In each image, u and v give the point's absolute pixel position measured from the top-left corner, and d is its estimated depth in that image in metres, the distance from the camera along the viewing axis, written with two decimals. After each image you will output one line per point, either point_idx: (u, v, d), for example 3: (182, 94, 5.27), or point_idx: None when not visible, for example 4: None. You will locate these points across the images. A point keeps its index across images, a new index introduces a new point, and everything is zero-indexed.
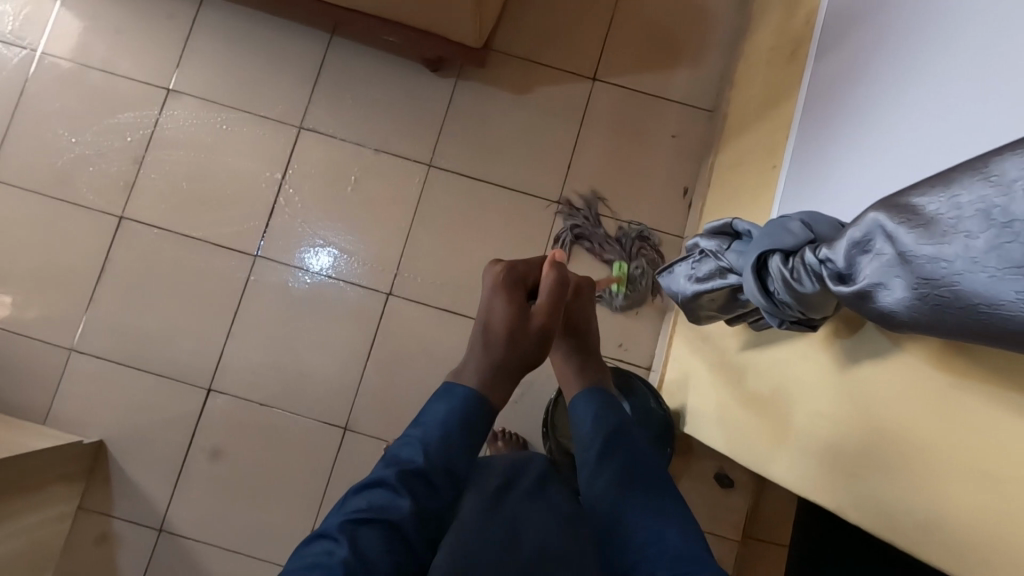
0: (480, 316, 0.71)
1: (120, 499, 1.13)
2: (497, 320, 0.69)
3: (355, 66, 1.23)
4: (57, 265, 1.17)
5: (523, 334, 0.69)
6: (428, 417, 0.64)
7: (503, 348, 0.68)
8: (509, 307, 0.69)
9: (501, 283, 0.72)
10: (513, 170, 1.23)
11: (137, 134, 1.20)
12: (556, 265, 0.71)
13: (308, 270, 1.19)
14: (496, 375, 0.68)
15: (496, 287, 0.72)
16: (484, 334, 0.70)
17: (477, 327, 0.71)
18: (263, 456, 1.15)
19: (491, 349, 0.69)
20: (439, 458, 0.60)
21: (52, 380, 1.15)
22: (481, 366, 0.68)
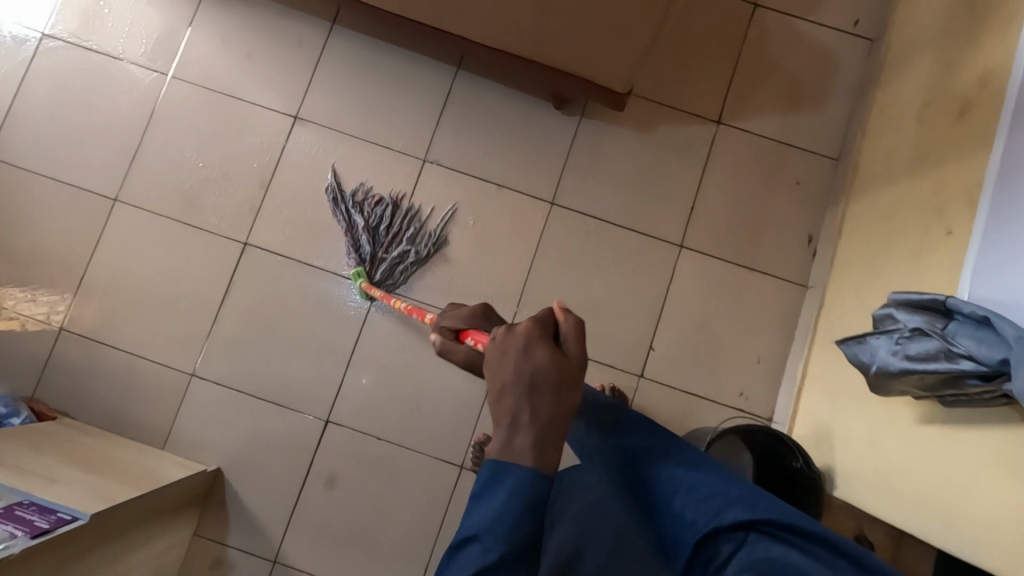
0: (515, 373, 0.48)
1: (234, 529, 1.13)
2: (533, 374, 0.48)
3: (480, 99, 1.22)
4: (179, 289, 1.17)
5: (572, 383, 0.49)
6: (487, 503, 0.48)
7: (548, 408, 0.48)
8: (544, 355, 0.49)
9: (530, 332, 0.50)
10: (635, 211, 1.22)
11: (262, 161, 1.20)
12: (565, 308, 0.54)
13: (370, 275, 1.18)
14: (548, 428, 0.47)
15: (513, 347, 0.49)
16: (527, 392, 0.48)
17: (502, 398, 0.48)
18: (378, 492, 1.14)
19: (540, 406, 0.48)
20: (516, 545, 0.46)
21: (171, 405, 1.15)
22: (536, 432, 0.47)
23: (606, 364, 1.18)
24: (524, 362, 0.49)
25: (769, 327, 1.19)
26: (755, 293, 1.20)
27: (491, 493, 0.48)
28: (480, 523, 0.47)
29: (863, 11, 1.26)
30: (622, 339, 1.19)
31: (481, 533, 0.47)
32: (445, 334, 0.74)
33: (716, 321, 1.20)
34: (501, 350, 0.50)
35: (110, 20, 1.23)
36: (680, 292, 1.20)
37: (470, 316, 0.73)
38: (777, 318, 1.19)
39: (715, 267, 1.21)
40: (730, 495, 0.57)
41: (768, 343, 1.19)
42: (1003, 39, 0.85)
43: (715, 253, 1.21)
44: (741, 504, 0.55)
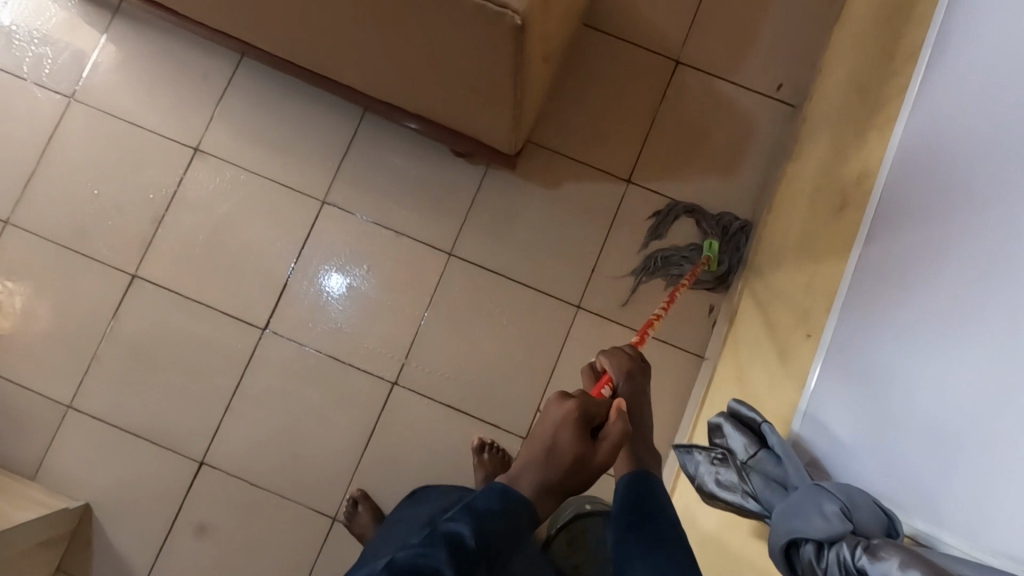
0: (542, 439, 0.54)
1: (97, 567, 1.11)
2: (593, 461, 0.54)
3: (385, 143, 1.20)
4: (63, 318, 1.16)
5: (587, 469, 0.54)
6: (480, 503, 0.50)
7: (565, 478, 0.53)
8: (583, 442, 0.54)
9: (570, 415, 0.56)
10: (535, 268, 1.19)
11: (158, 192, 1.18)
12: (621, 412, 0.58)
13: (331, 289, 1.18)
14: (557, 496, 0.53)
15: (560, 418, 0.55)
16: (544, 452, 0.53)
17: (524, 449, 0.55)
18: (248, 539, 1.12)
19: (549, 472, 0.53)
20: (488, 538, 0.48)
21: (43, 435, 1.13)
22: (540, 480, 0.52)
23: (491, 423, 1.16)
24: (551, 432, 0.54)
25: (661, 396, 1.17)
26: (651, 360, 1.17)
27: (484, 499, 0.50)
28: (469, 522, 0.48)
29: (787, 75, 1.23)
30: (510, 398, 1.16)
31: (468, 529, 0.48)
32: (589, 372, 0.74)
33: None
34: (552, 410, 0.57)
35: (16, 39, 1.21)
36: (574, 354, 1.18)
37: (619, 368, 0.71)
38: (671, 388, 1.17)
39: (612, 331, 1.18)
40: None
41: (658, 412, 1.16)
42: (880, 139, 0.82)
43: (613, 316, 1.19)
44: None
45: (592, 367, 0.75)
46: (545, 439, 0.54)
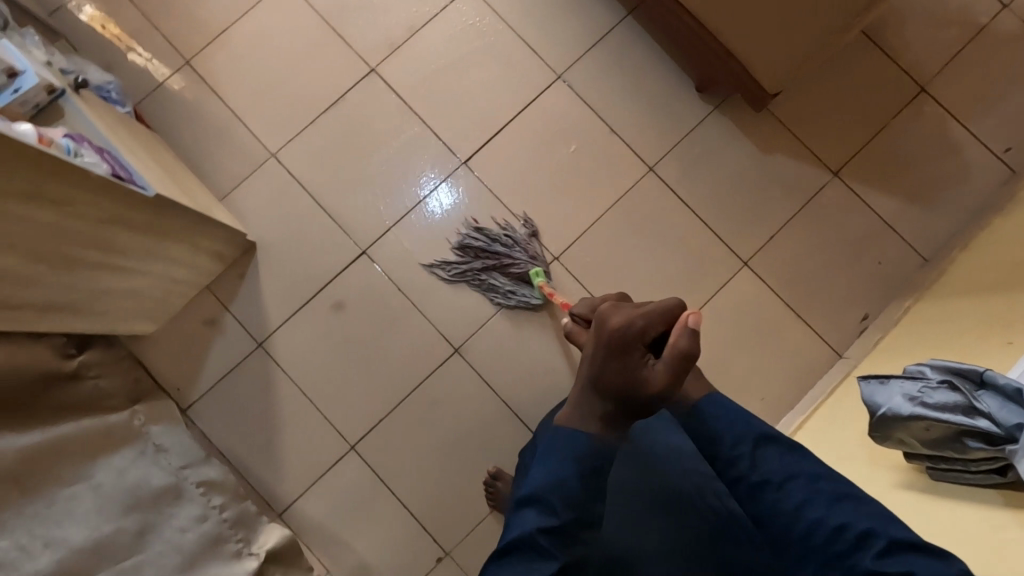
0: (594, 368, 0.78)
1: (241, 300, 1.19)
2: (649, 377, 0.75)
3: (633, 51, 1.27)
4: (299, 78, 1.24)
5: (645, 390, 0.75)
6: (534, 476, 0.74)
7: (622, 403, 0.77)
8: (619, 359, 0.77)
9: (613, 338, 0.78)
10: (720, 214, 1.24)
11: (423, 8, 1.26)
12: (683, 325, 0.74)
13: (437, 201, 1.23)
14: (623, 413, 0.77)
15: (609, 348, 0.78)
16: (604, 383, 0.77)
17: (590, 368, 0.79)
18: (375, 332, 1.19)
19: (608, 394, 0.77)
20: (563, 501, 0.71)
21: (242, 169, 1.22)
22: (602, 416, 0.77)
23: None
24: (603, 365, 0.77)
25: (787, 374, 1.20)
26: (791, 339, 1.21)
27: (546, 462, 0.75)
28: (540, 486, 0.72)
29: (1019, 142, 1.26)
30: None
31: (539, 497, 0.71)
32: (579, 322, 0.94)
33: (743, 343, 1.21)
34: (599, 347, 0.78)
35: None
36: (723, 303, 1.22)
37: (589, 305, 0.94)
38: (799, 370, 1.20)
39: (766, 298, 1.22)
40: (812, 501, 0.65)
41: (778, 387, 1.20)
42: None
43: (773, 284, 1.22)
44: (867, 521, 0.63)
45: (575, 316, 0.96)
46: (603, 371, 0.77)
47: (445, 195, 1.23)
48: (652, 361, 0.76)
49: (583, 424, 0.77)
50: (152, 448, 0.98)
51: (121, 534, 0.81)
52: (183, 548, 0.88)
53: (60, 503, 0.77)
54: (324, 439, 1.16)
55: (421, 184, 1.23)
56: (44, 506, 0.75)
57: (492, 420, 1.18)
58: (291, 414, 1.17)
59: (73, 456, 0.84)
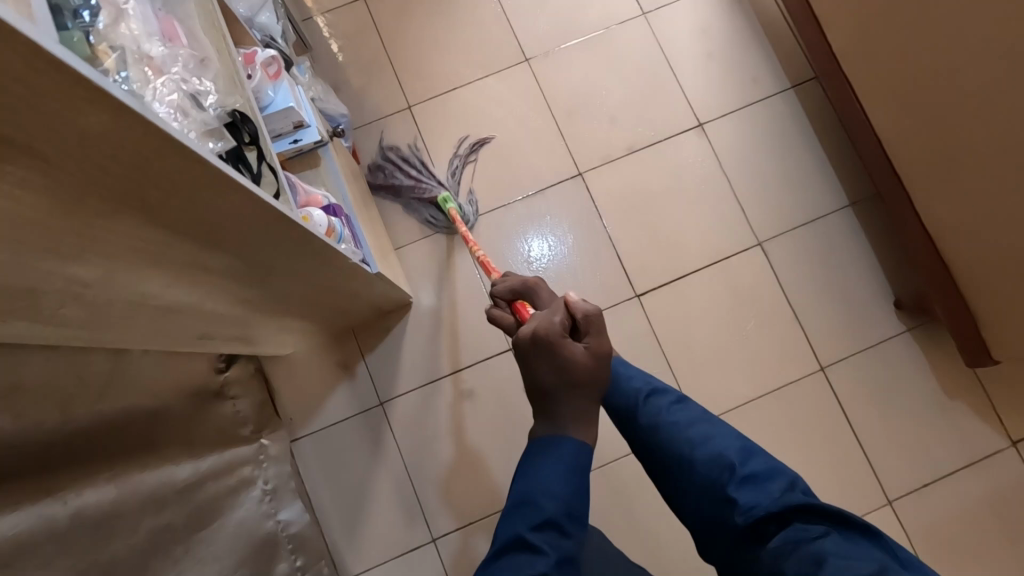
0: (534, 328, 0.68)
1: (379, 353, 1.17)
2: (579, 364, 0.67)
3: (843, 243, 1.21)
4: (508, 159, 1.24)
5: (577, 370, 0.67)
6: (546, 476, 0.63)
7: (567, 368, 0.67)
8: (555, 349, 0.67)
9: (553, 319, 0.69)
10: (879, 440, 1.16)
11: (648, 130, 1.24)
12: (568, 302, 0.72)
13: (536, 260, 1.21)
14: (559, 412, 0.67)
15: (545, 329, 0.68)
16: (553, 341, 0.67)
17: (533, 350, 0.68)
18: (493, 432, 1.15)
19: (568, 361, 0.67)
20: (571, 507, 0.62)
21: (425, 227, 1.21)
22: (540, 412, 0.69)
23: None
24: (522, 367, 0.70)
25: None
26: None
27: (540, 472, 0.64)
28: (540, 490, 0.62)
29: None
30: None
31: (536, 501, 0.61)
32: (501, 307, 0.87)
33: None
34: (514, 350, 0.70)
35: None
36: None
37: (509, 285, 0.85)
38: None
39: (900, 547, 1.13)
40: (666, 415, 0.75)
41: None
42: None
43: (913, 536, 1.13)
44: (723, 437, 0.70)
45: (497, 292, 0.86)
46: (535, 403, 0.69)
47: (550, 249, 1.21)
48: (577, 344, 0.68)
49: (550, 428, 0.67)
50: (259, 494, 0.92)
51: None
52: None
53: (199, 542, 0.73)
54: (409, 524, 1.12)
55: (531, 245, 1.21)
56: (182, 546, 0.69)
57: None
58: (387, 484, 1.14)
59: (207, 493, 0.79)
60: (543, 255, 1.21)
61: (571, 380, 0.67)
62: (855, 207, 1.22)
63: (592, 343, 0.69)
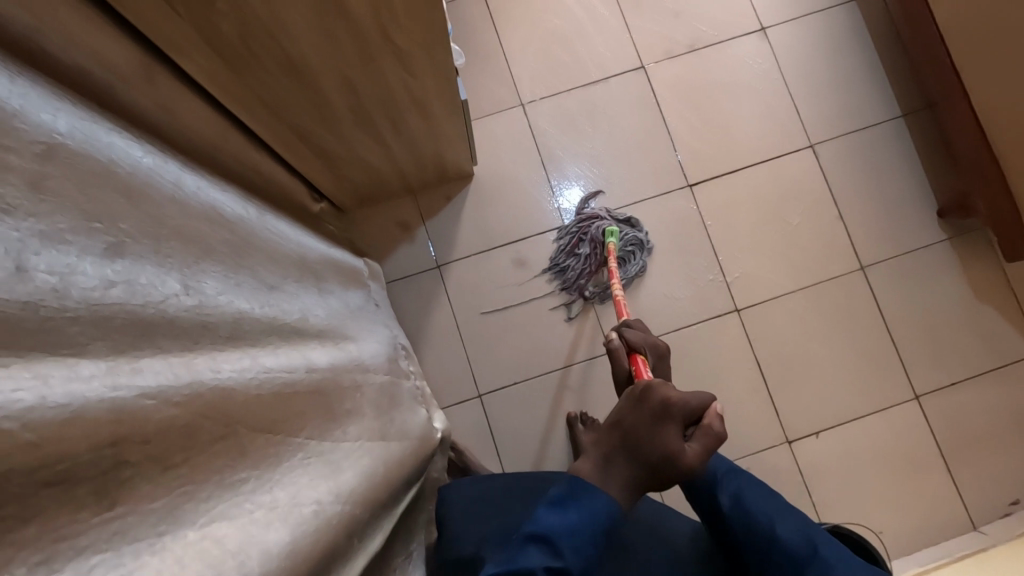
0: (674, 399, 0.65)
1: (439, 219, 1.23)
2: (677, 459, 0.63)
3: (892, 151, 1.25)
4: (573, 47, 1.28)
5: (678, 463, 0.63)
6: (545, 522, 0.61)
7: (648, 421, 0.64)
8: (665, 432, 0.64)
9: (672, 406, 0.65)
10: (911, 338, 1.21)
11: (711, 30, 1.28)
12: (714, 415, 0.67)
13: (568, 199, 1.24)
14: (613, 463, 0.64)
15: (649, 407, 0.65)
16: (662, 407, 0.65)
17: (660, 409, 0.65)
18: (544, 303, 1.21)
19: (668, 434, 0.64)
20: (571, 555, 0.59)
21: (491, 107, 1.27)
22: (627, 478, 0.63)
23: (773, 405, 1.19)
24: (609, 425, 0.66)
25: (915, 519, 1.16)
26: (932, 487, 1.17)
27: (563, 511, 0.61)
28: (551, 526, 0.60)
29: None
30: (804, 405, 1.19)
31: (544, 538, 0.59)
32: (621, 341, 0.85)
33: (881, 472, 1.17)
34: (627, 397, 0.67)
35: None
36: (878, 426, 1.19)
37: (648, 347, 0.83)
38: (927, 521, 1.16)
39: (921, 438, 1.18)
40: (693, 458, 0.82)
41: (901, 526, 1.15)
42: None
43: (937, 429, 1.18)
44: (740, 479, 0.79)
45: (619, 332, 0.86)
46: (611, 440, 0.65)
47: (578, 191, 1.25)
48: (683, 440, 0.64)
49: (597, 479, 0.63)
50: (369, 305, 0.96)
51: (370, 355, 0.82)
52: (404, 393, 0.89)
53: (328, 296, 0.80)
54: (458, 379, 1.19)
55: (565, 188, 1.25)
56: (307, 301, 0.71)
57: None
58: (440, 342, 1.20)
59: (334, 272, 0.87)
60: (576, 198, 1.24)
61: (664, 468, 0.63)
62: (907, 119, 1.26)
63: (692, 450, 0.64)
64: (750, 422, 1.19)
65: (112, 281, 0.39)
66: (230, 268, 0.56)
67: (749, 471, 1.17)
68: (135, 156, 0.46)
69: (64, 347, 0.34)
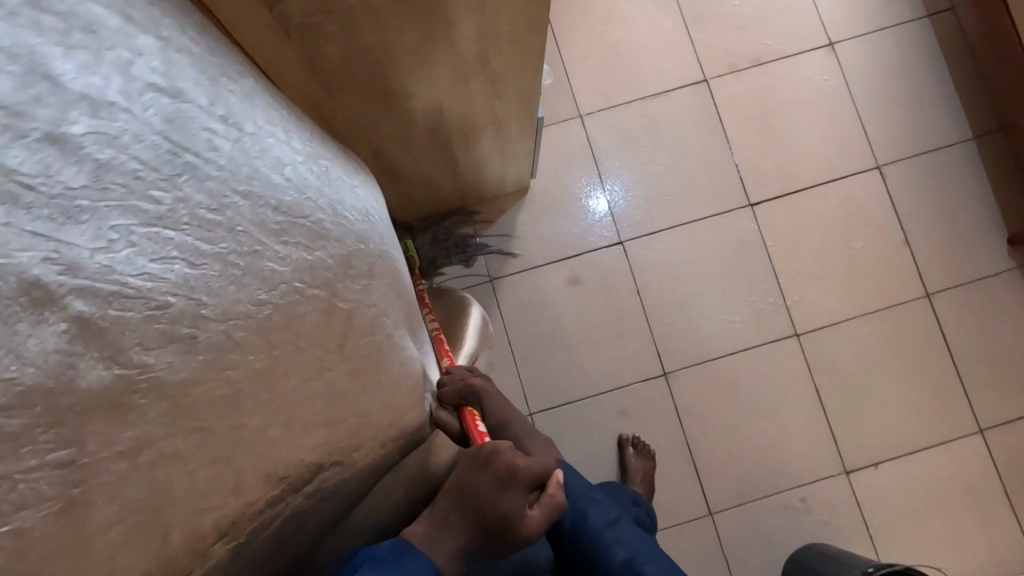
0: (516, 462, 0.63)
1: (494, 232, 1.21)
2: (517, 523, 0.61)
3: (961, 174, 1.21)
4: (635, 58, 1.25)
5: (516, 531, 0.61)
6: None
7: (492, 489, 0.61)
8: (507, 496, 0.61)
9: (519, 472, 0.63)
10: (974, 369, 1.17)
11: (777, 44, 1.25)
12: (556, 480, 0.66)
13: (601, 201, 1.22)
14: (450, 528, 0.60)
15: (491, 473, 0.62)
16: (505, 472, 0.62)
17: (496, 471, 0.62)
18: (596, 320, 1.19)
19: (512, 498, 0.62)
20: None
21: (548, 118, 1.24)
22: (462, 545, 0.60)
23: (831, 433, 1.16)
24: (446, 490, 0.63)
25: (974, 557, 1.12)
26: (994, 525, 1.13)
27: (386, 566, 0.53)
28: None
29: None
30: (862, 435, 1.16)
31: None
32: (448, 400, 0.80)
33: (941, 505, 1.14)
34: (468, 459, 0.64)
35: None
36: (939, 457, 1.15)
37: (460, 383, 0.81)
38: (988, 559, 1.12)
39: (984, 471, 1.15)
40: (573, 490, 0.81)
41: (960, 563, 1.12)
42: None
43: (1000, 465, 1.15)
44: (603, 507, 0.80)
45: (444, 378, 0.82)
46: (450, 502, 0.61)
47: (613, 195, 1.22)
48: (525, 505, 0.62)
49: (425, 542, 0.58)
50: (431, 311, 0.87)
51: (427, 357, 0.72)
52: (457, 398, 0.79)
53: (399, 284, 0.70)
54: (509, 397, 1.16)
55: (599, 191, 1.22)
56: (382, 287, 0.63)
57: (668, 455, 1.15)
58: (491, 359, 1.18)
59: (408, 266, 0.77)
60: (625, 212, 1.22)
61: (492, 531, 0.61)
62: (977, 140, 1.22)
63: (534, 511, 0.63)
64: (807, 450, 1.16)
65: (232, 226, 0.39)
66: (344, 245, 0.53)
67: (805, 499, 1.14)
68: (258, 120, 0.46)
69: (189, 291, 0.35)
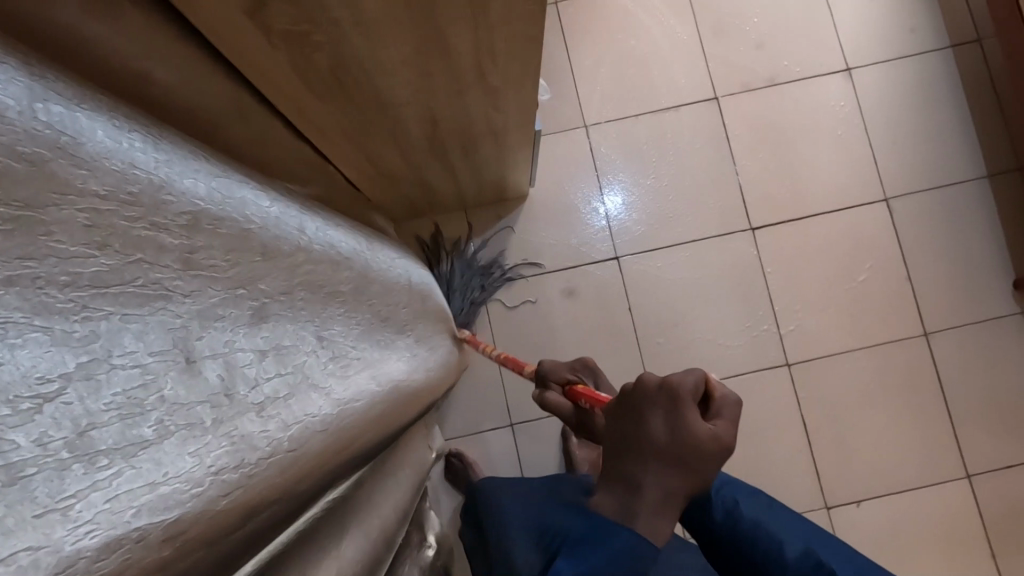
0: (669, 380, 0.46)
1: (489, 237, 1.19)
2: (702, 442, 0.44)
3: (971, 213, 1.19)
4: (646, 71, 1.22)
5: (710, 459, 0.44)
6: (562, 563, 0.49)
7: (665, 415, 0.45)
8: (678, 417, 0.45)
9: (682, 393, 0.45)
10: (968, 413, 1.15)
11: (793, 66, 1.22)
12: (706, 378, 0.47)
13: (605, 209, 1.20)
14: (639, 486, 0.44)
15: (656, 398, 0.45)
16: (674, 393, 0.45)
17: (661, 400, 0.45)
18: (587, 334, 1.17)
19: (688, 419, 0.44)
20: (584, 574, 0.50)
21: (554, 126, 1.22)
22: (667, 489, 0.44)
23: (816, 467, 1.14)
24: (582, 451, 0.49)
25: None
26: (976, 572, 1.11)
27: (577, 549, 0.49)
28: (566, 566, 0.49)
29: None
30: (847, 472, 1.14)
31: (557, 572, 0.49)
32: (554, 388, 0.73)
33: (921, 550, 1.12)
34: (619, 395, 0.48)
35: None
36: (924, 500, 1.13)
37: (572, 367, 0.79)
38: None
39: (969, 518, 1.13)
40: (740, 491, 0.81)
41: None
42: None
43: (986, 513, 1.13)
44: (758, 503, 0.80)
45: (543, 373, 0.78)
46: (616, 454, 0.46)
47: (617, 204, 1.20)
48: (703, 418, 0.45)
49: (620, 513, 0.45)
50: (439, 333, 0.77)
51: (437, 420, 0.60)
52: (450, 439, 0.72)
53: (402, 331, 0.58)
54: (494, 405, 1.16)
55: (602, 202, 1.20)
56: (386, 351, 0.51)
57: None
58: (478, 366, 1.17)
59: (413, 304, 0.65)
60: (624, 225, 1.20)
61: (685, 468, 0.44)
62: (991, 179, 1.19)
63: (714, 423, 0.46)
64: (790, 482, 1.14)
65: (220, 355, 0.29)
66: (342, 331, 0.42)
67: None
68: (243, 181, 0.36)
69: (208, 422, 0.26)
